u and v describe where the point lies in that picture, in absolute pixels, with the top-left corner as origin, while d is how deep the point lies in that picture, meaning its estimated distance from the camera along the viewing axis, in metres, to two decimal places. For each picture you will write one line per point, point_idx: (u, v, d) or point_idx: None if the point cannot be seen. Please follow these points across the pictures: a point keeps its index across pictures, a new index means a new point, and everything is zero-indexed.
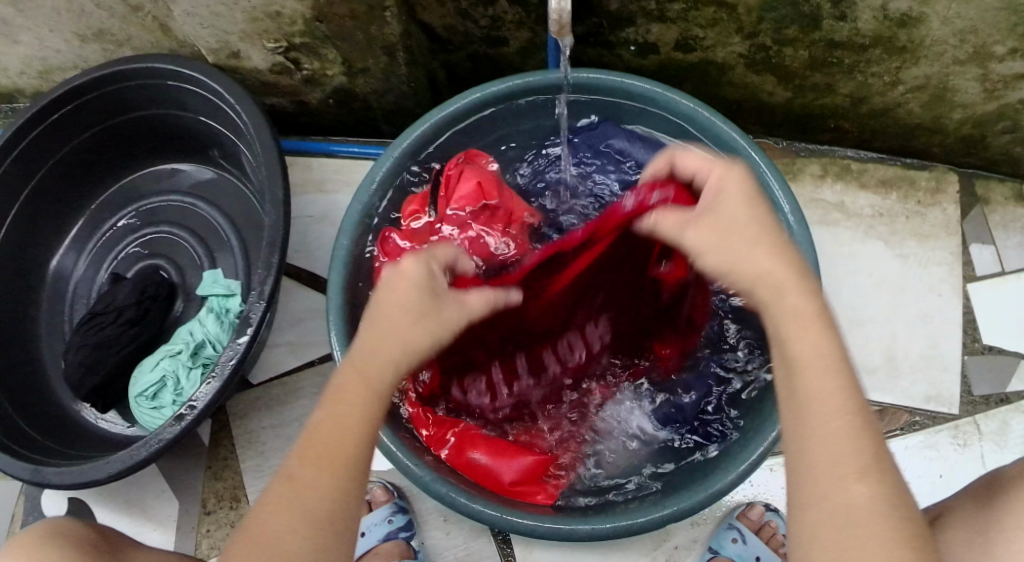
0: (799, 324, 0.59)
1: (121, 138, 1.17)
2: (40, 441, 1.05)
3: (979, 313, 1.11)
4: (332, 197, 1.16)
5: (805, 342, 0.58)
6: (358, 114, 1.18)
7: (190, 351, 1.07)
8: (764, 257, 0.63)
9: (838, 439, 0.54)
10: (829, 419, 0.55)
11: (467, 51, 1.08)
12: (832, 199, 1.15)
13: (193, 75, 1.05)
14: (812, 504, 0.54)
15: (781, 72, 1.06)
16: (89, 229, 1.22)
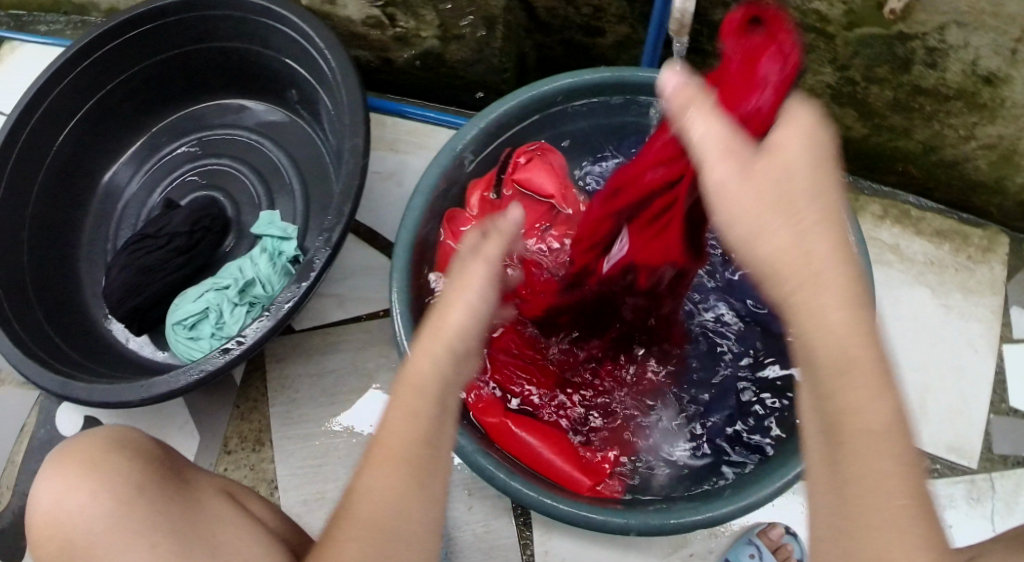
0: (843, 348, 0.47)
1: (197, 66, 1.16)
2: (69, 355, 1.02)
3: (1010, 374, 1.14)
4: (401, 157, 1.15)
5: (853, 347, 0.47)
6: (443, 82, 1.17)
7: (239, 289, 1.05)
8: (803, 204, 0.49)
9: (862, 380, 0.47)
10: (872, 438, 0.46)
11: (563, 37, 1.08)
12: (889, 240, 1.17)
13: (286, 14, 1.04)
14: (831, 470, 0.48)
15: (863, 109, 1.08)
16: (148, 149, 1.20)
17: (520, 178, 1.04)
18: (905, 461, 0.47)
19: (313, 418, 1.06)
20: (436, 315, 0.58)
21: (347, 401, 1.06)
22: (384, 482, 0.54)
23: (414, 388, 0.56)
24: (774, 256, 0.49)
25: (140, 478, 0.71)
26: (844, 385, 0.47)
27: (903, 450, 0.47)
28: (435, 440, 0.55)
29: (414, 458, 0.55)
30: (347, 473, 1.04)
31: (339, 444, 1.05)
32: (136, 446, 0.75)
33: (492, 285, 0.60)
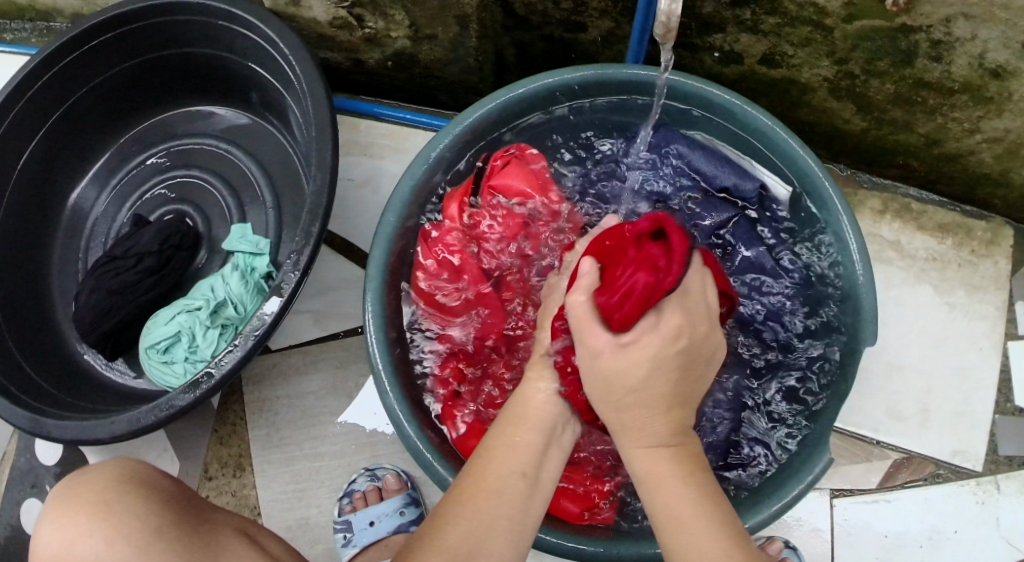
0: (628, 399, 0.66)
1: (161, 73, 1.09)
2: (40, 384, 0.98)
3: (1015, 373, 1.10)
4: (376, 162, 1.09)
5: (659, 470, 0.64)
6: (418, 81, 1.11)
7: (210, 311, 1.01)
8: (631, 354, 0.66)
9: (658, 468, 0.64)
10: (675, 495, 0.63)
11: (543, 33, 1.01)
12: (889, 237, 1.12)
13: (249, 19, 0.97)
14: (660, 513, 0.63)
15: (862, 103, 1.02)
16: (115, 162, 1.14)
17: (496, 184, 0.97)
18: (701, 500, 0.62)
19: (295, 441, 1.02)
20: (462, 522, 0.62)
21: (329, 423, 1.02)
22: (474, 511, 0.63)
23: (523, 419, 0.71)
24: (627, 369, 0.65)
25: (159, 521, 0.66)
26: (638, 421, 0.66)
27: (720, 536, 0.60)
28: (525, 482, 0.66)
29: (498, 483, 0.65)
30: (332, 498, 1.01)
31: (322, 469, 1.02)
32: (148, 485, 0.69)
33: (514, 461, 0.67)
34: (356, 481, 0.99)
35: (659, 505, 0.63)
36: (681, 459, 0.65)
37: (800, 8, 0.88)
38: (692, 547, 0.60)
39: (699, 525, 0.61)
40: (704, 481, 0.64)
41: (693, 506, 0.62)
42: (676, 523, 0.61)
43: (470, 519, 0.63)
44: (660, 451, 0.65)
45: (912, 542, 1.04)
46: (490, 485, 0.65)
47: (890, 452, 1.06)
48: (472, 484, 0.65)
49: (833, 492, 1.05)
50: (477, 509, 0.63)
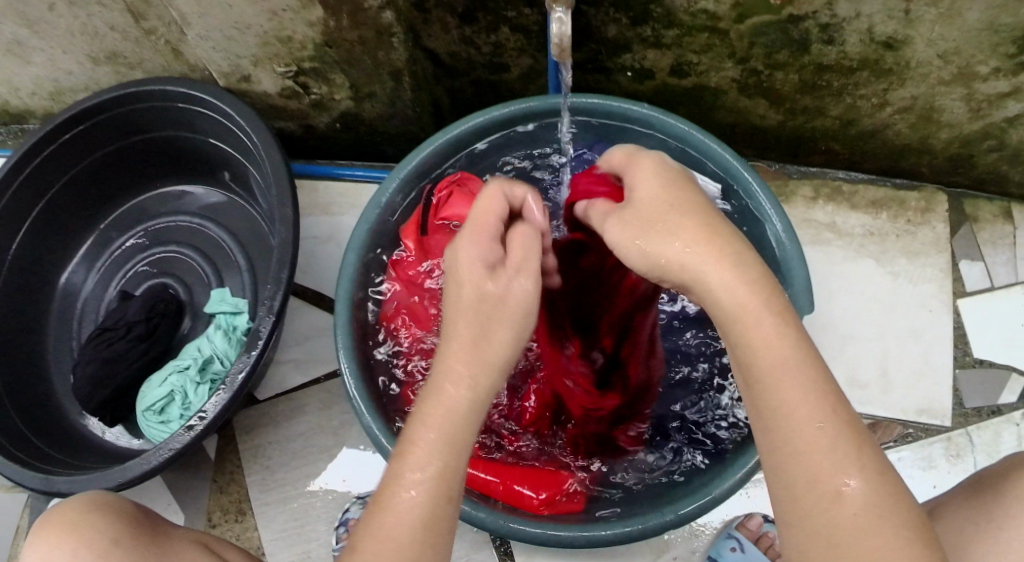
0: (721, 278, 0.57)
1: (135, 157, 1.19)
2: (49, 453, 1.06)
3: (968, 327, 1.14)
4: (337, 219, 1.18)
5: (791, 396, 0.55)
6: (365, 138, 1.20)
7: (199, 367, 1.09)
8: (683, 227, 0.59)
9: (778, 356, 0.56)
10: (781, 369, 0.56)
11: (471, 77, 1.12)
12: (824, 219, 1.19)
13: (204, 97, 1.06)
14: (766, 406, 0.56)
15: (773, 97, 1.09)
16: (98, 247, 1.23)
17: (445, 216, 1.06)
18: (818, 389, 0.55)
19: (289, 481, 1.09)
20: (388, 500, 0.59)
21: (319, 460, 1.09)
22: (404, 534, 0.58)
23: (439, 406, 0.61)
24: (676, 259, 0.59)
25: (116, 532, 0.77)
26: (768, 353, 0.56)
27: (841, 479, 0.54)
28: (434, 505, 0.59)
29: (427, 517, 0.59)
30: (328, 529, 1.06)
31: (317, 503, 1.08)
32: (113, 508, 0.79)
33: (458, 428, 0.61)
34: (350, 510, 1.05)
35: (776, 405, 0.55)
36: (822, 390, 0.55)
37: (694, 17, 0.96)
38: (802, 466, 0.54)
39: (825, 476, 0.54)
40: (798, 327, 0.57)
41: (800, 385, 0.55)
42: (796, 411, 0.55)
43: (404, 517, 0.58)
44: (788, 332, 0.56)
45: None
46: (420, 512, 0.59)
47: (856, 419, 1.09)
48: (406, 461, 0.60)
49: None
50: (413, 487, 0.59)
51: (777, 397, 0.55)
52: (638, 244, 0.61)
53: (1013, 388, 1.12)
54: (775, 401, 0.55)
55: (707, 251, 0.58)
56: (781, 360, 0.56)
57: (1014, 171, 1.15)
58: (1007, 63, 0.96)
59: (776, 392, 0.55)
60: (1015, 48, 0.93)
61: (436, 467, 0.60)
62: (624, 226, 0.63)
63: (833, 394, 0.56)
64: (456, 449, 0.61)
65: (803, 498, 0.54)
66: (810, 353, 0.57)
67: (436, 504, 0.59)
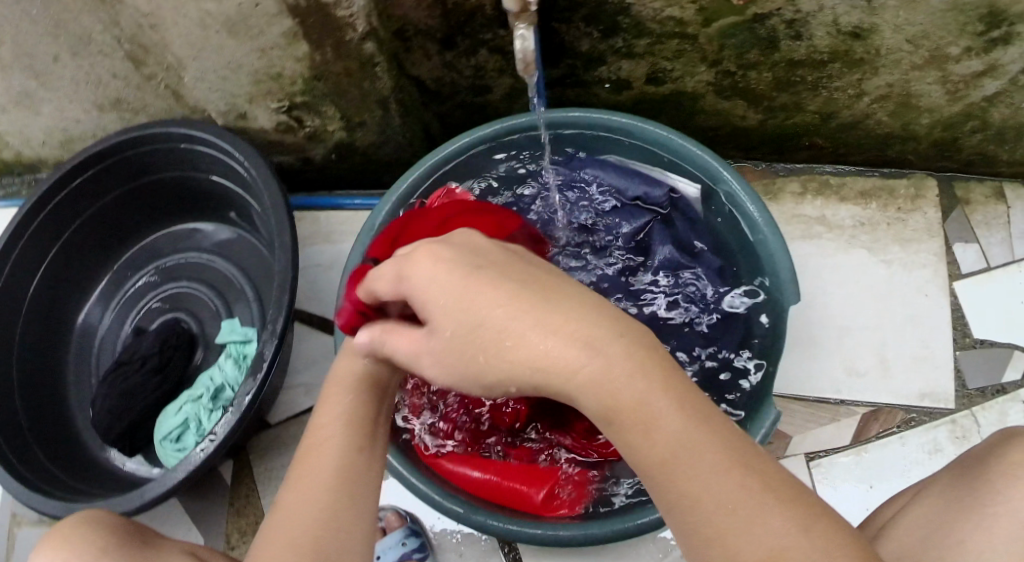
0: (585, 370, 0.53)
1: (143, 199, 1.25)
2: (72, 484, 1.10)
3: (967, 309, 1.14)
4: (339, 247, 1.22)
5: (683, 469, 0.51)
6: (361, 168, 1.25)
7: (211, 395, 1.13)
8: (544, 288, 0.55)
9: (667, 450, 0.51)
10: (683, 467, 0.51)
11: (457, 101, 1.16)
12: (814, 214, 1.19)
13: (203, 136, 1.12)
14: (678, 503, 0.51)
15: (750, 96, 1.12)
16: (113, 287, 1.29)
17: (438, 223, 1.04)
18: (727, 461, 0.51)
19: None
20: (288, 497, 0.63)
21: None
22: (320, 505, 0.61)
23: (331, 394, 0.68)
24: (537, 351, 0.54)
25: (104, 542, 0.80)
26: (667, 443, 0.51)
27: (758, 527, 0.50)
28: (352, 500, 0.62)
29: (346, 491, 0.62)
30: None
31: None
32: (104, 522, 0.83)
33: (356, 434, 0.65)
34: None
35: (688, 496, 0.51)
36: (727, 457, 0.52)
37: (662, 25, 0.99)
38: (716, 535, 0.50)
39: (740, 531, 0.50)
40: (701, 404, 0.53)
41: (709, 472, 0.51)
42: (710, 491, 0.51)
43: (309, 503, 0.61)
44: (673, 420, 0.52)
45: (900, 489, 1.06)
46: (320, 494, 0.62)
47: (857, 408, 1.09)
48: (303, 468, 0.64)
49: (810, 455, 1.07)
50: (310, 484, 0.62)
51: (695, 486, 0.51)
52: (493, 314, 0.55)
53: (1017, 365, 1.11)
54: (687, 491, 0.51)
55: (532, 315, 0.54)
56: (672, 454, 0.52)
57: (1002, 151, 1.15)
58: (978, 41, 0.97)
59: (684, 486, 0.51)
60: (983, 26, 0.94)
61: (313, 460, 0.64)
62: (438, 290, 0.57)
63: (737, 454, 0.52)
64: (358, 443, 0.65)
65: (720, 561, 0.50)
66: (704, 421, 0.52)
67: (331, 485, 0.62)
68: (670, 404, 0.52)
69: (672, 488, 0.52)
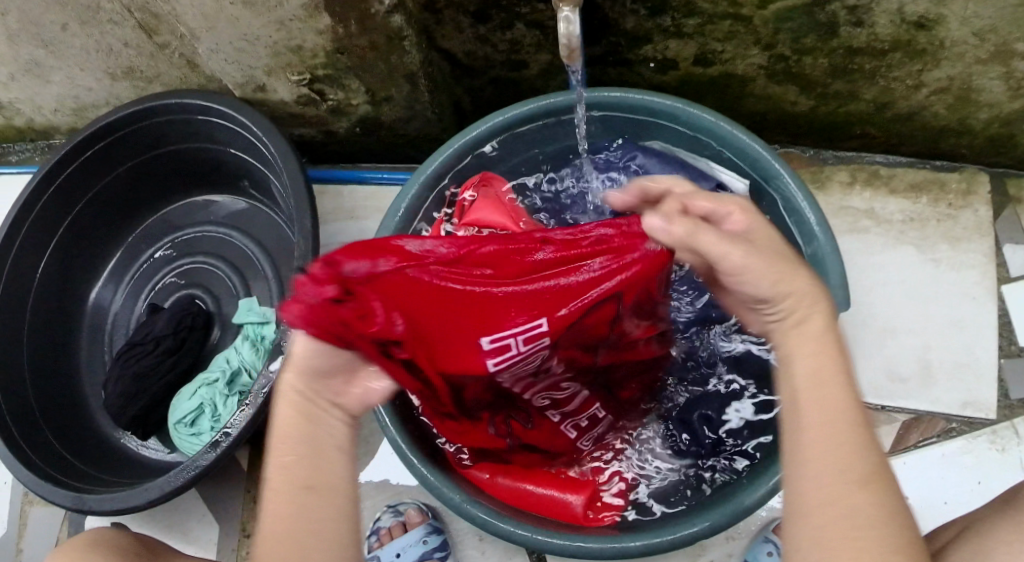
0: (822, 344, 0.55)
1: (157, 171, 1.19)
2: (85, 470, 1.08)
3: (1015, 315, 1.09)
4: (362, 223, 1.16)
5: (822, 399, 0.53)
6: (386, 142, 1.19)
7: (227, 380, 1.09)
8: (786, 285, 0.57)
9: (829, 441, 0.51)
10: (840, 442, 0.51)
11: (490, 76, 1.09)
12: (861, 206, 1.13)
13: (221, 109, 1.06)
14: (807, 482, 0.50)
15: (801, 82, 1.05)
16: (126, 261, 1.25)
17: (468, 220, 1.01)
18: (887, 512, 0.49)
19: None
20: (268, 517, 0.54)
21: None
22: (294, 488, 0.54)
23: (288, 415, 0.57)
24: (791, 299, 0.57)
25: None
26: (834, 441, 0.51)
27: (851, 474, 0.50)
28: (319, 466, 0.55)
29: (313, 479, 0.55)
30: None
31: None
32: (117, 546, 0.81)
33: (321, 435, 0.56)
34: (381, 518, 1.04)
35: (820, 498, 0.50)
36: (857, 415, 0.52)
37: (714, 5, 0.92)
38: (836, 491, 0.49)
39: (857, 465, 0.50)
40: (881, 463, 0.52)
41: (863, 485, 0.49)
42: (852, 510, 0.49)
43: (289, 509, 0.54)
44: (859, 437, 0.51)
45: (936, 501, 1.02)
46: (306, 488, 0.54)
47: (897, 415, 1.06)
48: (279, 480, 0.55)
49: None
50: (289, 485, 0.54)
51: (820, 479, 0.50)
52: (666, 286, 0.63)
53: None
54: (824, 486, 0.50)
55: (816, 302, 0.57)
56: (828, 447, 0.51)
57: None
58: None
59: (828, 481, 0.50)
60: None
61: (307, 459, 0.55)
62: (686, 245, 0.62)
63: (859, 420, 0.52)
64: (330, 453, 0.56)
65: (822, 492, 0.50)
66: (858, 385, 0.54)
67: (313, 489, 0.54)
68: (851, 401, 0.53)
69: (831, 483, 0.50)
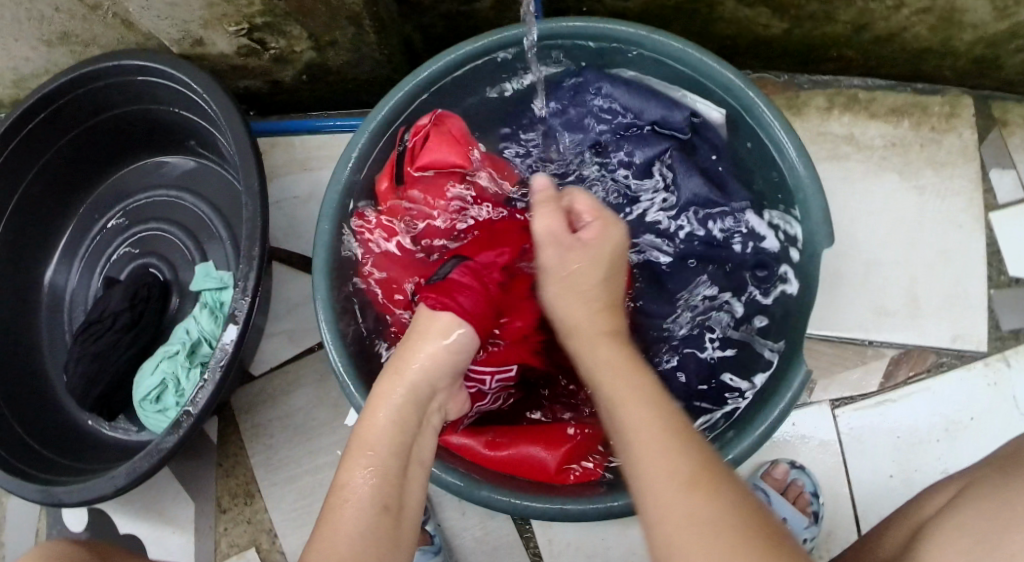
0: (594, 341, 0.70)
1: (101, 138, 1.13)
2: (52, 460, 1.04)
3: (1003, 244, 1.05)
4: (315, 175, 1.11)
5: (619, 382, 0.63)
6: (337, 88, 1.13)
7: (188, 351, 1.05)
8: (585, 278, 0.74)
9: (657, 438, 0.57)
10: (668, 457, 0.55)
11: (439, 12, 1.03)
12: (841, 132, 1.08)
13: (160, 68, 1.00)
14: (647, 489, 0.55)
15: (777, 3, 0.97)
16: (78, 234, 1.19)
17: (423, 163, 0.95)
18: (703, 502, 0.52)
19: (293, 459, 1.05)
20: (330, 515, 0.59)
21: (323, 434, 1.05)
22: (367, 498, 0.59)
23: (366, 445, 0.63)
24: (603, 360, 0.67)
25: None
26: (665, 454, 0.55)
27: (684, 462, 0.54)
28: (399, 493, 0.61)
29: (388, 502, 0.60)
30: None
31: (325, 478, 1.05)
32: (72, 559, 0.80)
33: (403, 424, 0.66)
34: None
35: (670, 514, 0.52)
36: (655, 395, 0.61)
37: None
38: (687, 500, 0.53)
39: (679, 465, 0.54)
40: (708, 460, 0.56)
41: (709, 497, 0.52)
42: (700, 521, 0.51)
43: (358, 497, 0.59)
44: (688, 464, 0.54)
45: (929, 438, 1.00)
46: (376, 504, 0.60)
47: (885, 350, 1.02)
48: (338, 500, 0.59)
49: (833, 402, 1.00)
50: (356, 498, 0.59)
51: (658, 499, 0.54)
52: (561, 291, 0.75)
53: None
54: (670, 507, 0.53)
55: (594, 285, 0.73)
56: (672, 440, 0.56)
57: None
58: None
59: (672, 498, 0.53)
60: None
61: (392, 449, 0.63)
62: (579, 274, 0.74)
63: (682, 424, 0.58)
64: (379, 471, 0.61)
65: (657, 471, 0.55)
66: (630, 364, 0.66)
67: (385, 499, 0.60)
68: (674, 445, 0.56)
69: (654, 491, 0.54)
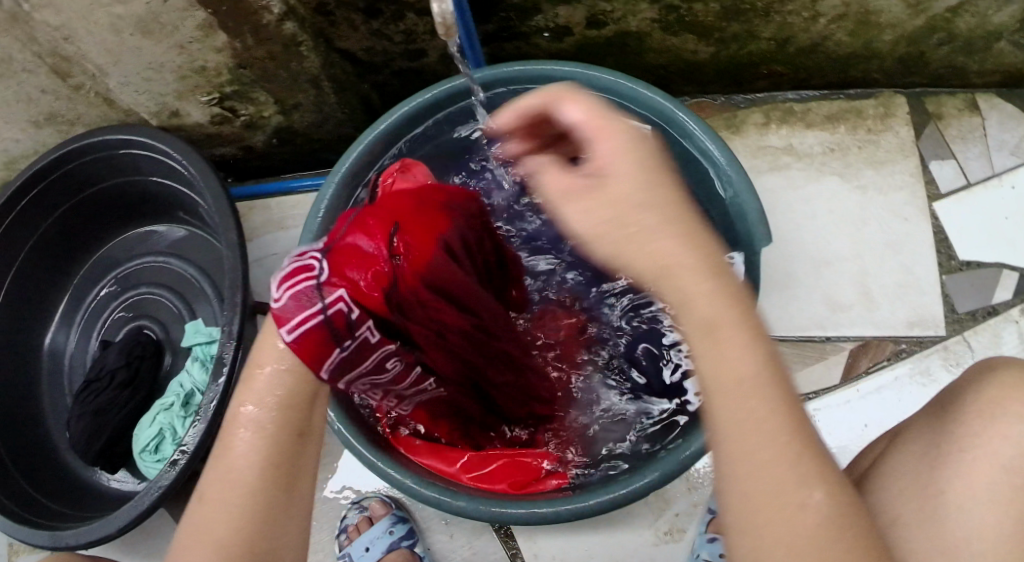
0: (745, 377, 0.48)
1: (92, 209, 1.21)
2: (60, 512, 1.09)
3: (950, 230, 1.09)
4: (292, 231, 1.19)
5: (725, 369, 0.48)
6: (304, 148, 1.21)
7: (183, 402, 1.11)
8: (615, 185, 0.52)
9: (763, 427, 0.47)
10: (748, 416, 0.47)
11: (392, 68, 1.11)
12: (780, 144, 1.13)
13: (140, 139, 1.08)
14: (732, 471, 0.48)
15: (699, 30, 1.04)
16: (74, 303, 1.26)
17: None
18: (800, 461, 0.47)
19: None
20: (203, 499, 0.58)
21: None
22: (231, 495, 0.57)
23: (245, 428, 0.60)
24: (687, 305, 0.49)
25: None
26: (755, 450, 0.47)
27: (766, 412, 0.47)
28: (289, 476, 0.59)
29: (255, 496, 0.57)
30: (331, 538, 1.07)
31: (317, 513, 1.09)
32: None
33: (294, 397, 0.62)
34: (347, 517, 1.06)
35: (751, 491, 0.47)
36: (786, 397, 0.48)
37: None
38: (763, 468, 0.47)
39: (781, 439, 0.47)
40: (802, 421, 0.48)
41: (791, 470, 0.47)
42: (773, 495, 0.46)
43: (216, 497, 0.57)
44: (769, 423, 0.47)
45: (895, 423, 1.02)
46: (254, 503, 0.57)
47: (842, 343, 1.06)
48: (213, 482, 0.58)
49: (798, 399, 1.03)
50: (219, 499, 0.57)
51: (745, 464, 0.47)
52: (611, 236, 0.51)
53: (1006, 284, 1.07)
54: (744, 484, 0.47)
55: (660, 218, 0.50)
56: (756, 440, 0.47)
57: (972, 62, 1.10)
58: None
59: (740, 473, 0.47)
60: None
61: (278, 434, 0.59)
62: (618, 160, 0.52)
63: (794, 419, 0.48)
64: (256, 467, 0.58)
65: (756, 471, 0.47)
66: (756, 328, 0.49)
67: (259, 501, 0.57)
68: (749, 396, 0.47)
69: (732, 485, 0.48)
